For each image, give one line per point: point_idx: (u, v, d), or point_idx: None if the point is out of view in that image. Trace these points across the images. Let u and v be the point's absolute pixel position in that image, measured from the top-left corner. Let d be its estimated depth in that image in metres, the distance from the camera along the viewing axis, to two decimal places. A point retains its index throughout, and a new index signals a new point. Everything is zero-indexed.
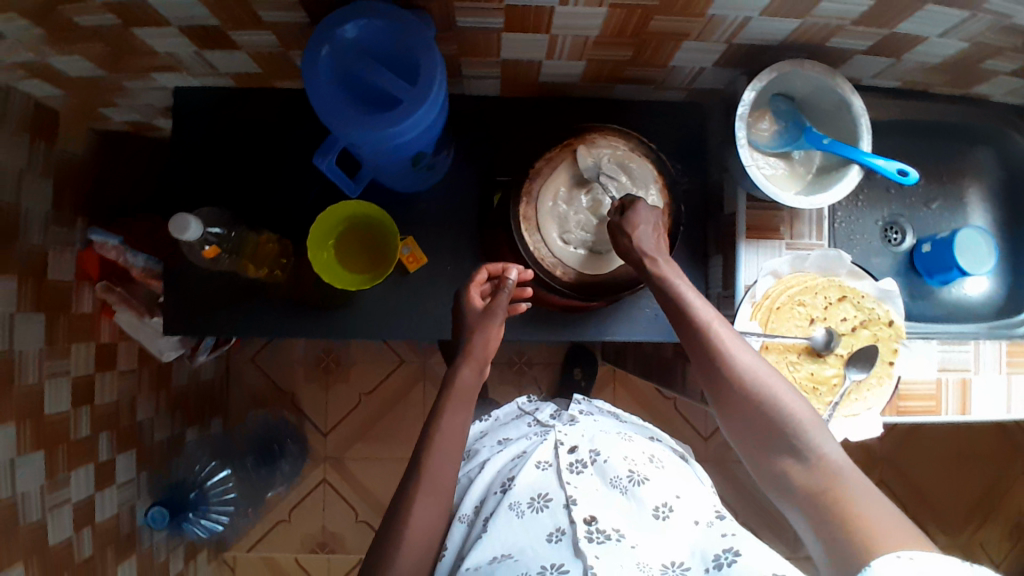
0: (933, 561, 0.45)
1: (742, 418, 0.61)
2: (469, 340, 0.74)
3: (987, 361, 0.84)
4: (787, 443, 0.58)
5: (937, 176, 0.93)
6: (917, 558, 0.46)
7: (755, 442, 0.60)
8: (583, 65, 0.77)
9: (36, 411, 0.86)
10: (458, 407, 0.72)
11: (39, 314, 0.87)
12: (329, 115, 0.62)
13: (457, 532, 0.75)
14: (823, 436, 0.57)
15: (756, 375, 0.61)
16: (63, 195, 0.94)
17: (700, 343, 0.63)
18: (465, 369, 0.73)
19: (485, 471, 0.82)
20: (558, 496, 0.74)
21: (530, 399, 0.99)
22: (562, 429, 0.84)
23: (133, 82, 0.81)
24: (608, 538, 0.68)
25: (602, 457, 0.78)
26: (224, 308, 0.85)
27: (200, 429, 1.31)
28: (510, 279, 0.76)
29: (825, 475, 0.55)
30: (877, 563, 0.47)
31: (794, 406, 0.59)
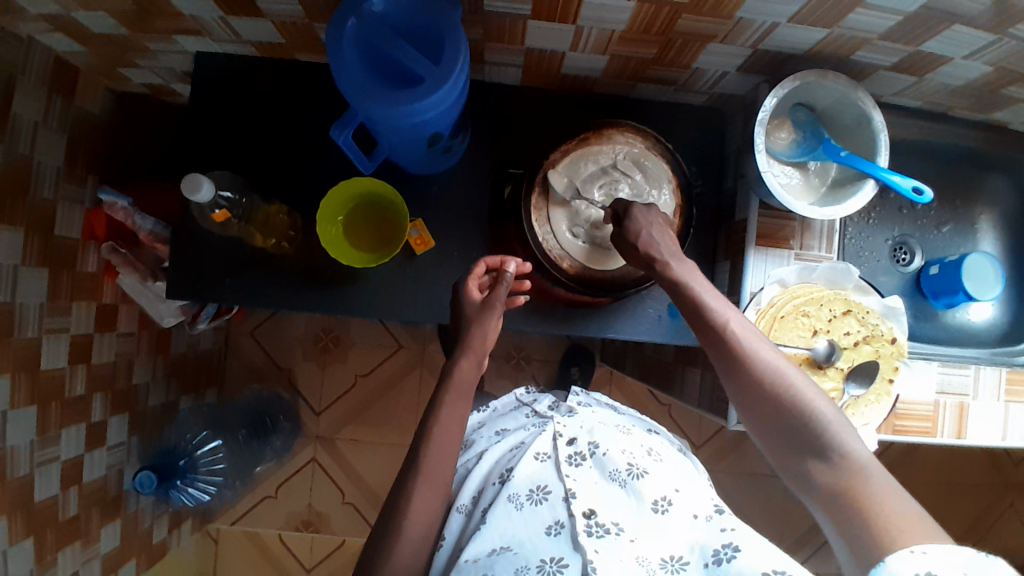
0: (943, 556, 0.47)
1: (769, 422, 0.59)
2: (468, 332, 0.73)
3: (986, 386, 0.84)
4: (808, 446, 0.57)
5: (949, 200, 0.93)
6: (930, 553, 0.47)
7: (782, 445, 0.59)
8: (607, 60, 0.77)
9: (32, 365, 0.85)
10: (458, 391, 0.72)
11: (44, 268, 0.87)
12: (350, 88, 0.62)
13: (454, 522, 0.75)
14: (852, 436, 0.56)
15: (784, 377, 0.59)
16: (76, 153, 0.94)
17: (728, 346, 0.61)
18: (464, 361, 0.73)
19: (483, 462, 0.81)
20: (557, 489, 0.74)
21: (529, 390, 0.99)
22: (562, 420, 0.83)
23: (156, 43, 0.80)
24: (607, 532, 0.68)
25: (601, 449, 0.78)
26: (231, 277, 0.84)
27: (193, 399, 1.31)
28: (508, 271, 0.75)
29: (849, 473, 0.55)
30: (891, 559, 0.48)
31: (821, 408, 0.58)
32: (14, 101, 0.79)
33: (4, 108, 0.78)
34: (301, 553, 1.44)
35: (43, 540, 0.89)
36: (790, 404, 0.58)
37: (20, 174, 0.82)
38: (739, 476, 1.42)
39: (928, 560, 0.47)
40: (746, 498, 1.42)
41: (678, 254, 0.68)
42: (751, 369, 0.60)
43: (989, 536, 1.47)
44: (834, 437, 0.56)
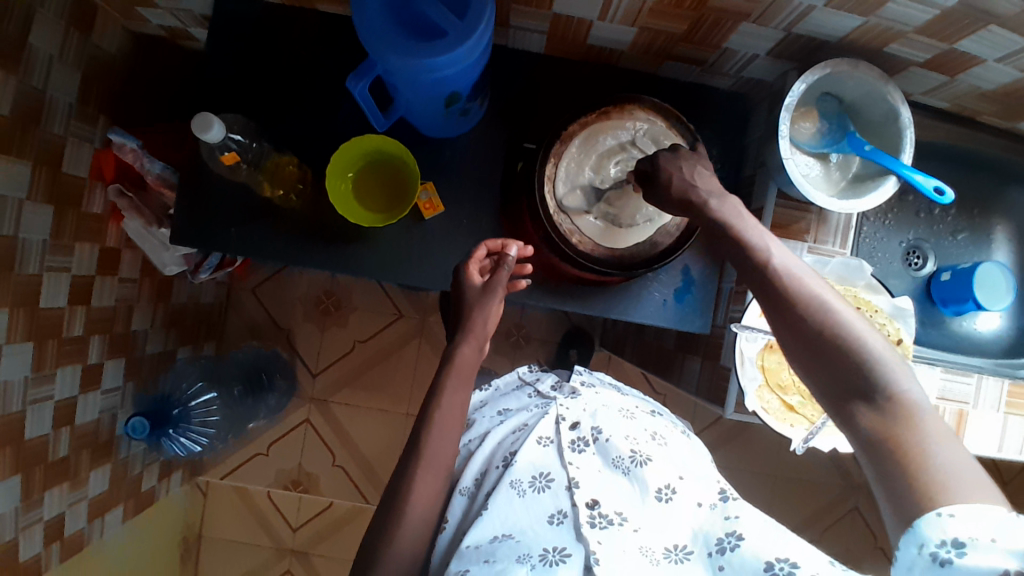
0: (976, 520, 0.43)
1: (815, 361, 0.53)
2: (470, 317, 0.75)
3: (987, 396, 0.83)
4: (850, 387, 0.51)
5: (968, 208, 0.91)
6: (960, 514, 0.44)
7: (827, 386, 0.53)
8: (634, 32, 0.76)
9: (32, 301, 0.85)
10: (460, 374, 0.73)
11: (48, 206, 0.86)
12: (371, 38, 0.61)
13: (457, 505, 0.75)
14: (905, 373, 0.50)
15: (834, 310, 0.53)
16: (90, 90, 0.92)
17: (770, 281, 0.57)
18: (466, 347, 0.74)
19: (485, 444, 0.80)
20: (561, 477, 0.73)
21: (531, 369, 0.97)
22: (564, 403, 0.81)
23: None
24: (610, 523, 0.68)
25: (604, 435, 0.77)
26: (239, 228, 0.84)
27: (192, 349, 1.32)
28: (509, 256, 0.76)
29: (897, 418, 0.49)
30: (921, 522, 0.45)
31: (870, 341, 0.52)
32: (30, 32, 0.78)
33: (20, 39, 0.76)
34: (288, 513, 1.45)
35: (31, 477, 0.89)
36: (838, 338, 0.52)
37: (33, 108, 0.81)
38: (728, 469, 1.42)
39: (955, 526, 0.43)
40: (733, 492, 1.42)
41: (720, 194, 0.64)
42: (800, 306, 0.54)
43: None
44: (882, 375, 0.50)
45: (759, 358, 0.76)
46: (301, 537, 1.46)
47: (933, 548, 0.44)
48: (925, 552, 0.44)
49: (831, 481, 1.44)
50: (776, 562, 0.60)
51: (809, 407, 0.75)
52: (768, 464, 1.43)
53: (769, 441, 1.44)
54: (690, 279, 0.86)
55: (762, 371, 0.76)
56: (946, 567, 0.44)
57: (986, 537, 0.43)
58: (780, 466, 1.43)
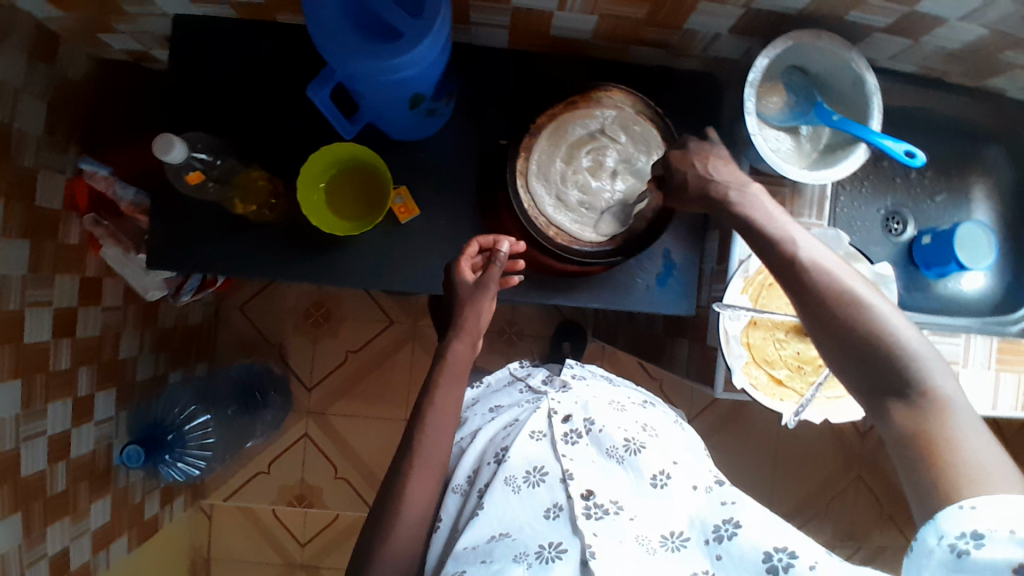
0: (995, 511, 0.43)
1: (847, 356, 0.54)
2: (462, 315, 0.73)
3: (976, 354, 0.83)
4: (883, 381, 0.52)
5: (945, 170, 0.91)
6: (979, 507, 0.44)
7: (861, 381, 0.54)
8: (596, 20, 0.75)
9: (16, 337, 0.84)
10: (453, 371, 0.72)
11: (25, 240, 0.85)
12: (328, 44, 0.60)
13: (451, 503, 0.75)
14: (939, 370, 0.51)
15: (867, 303, 0.53)
16: (57, 120, 0.91)
17: (800, 274, 0.56)
18: (458, 344, 0.72)
19: (477, 440, 0.80)
20: (555, 470, 0.72)
21: (523, 364, 0.97)
22: (555, 397, 0.80)
23: (134, 7, 0.78)
24: (606, 512, 0.68)
25: (597, 426, 0.76)
26: (214, 246, 0.83)
27: (183, 372, 1.31)
28: (501, 251, 0.74)
29: (930, 414, 0.50)
30: (941, 515, 0.45)
31: (905, 337, 0.52)
32: None
33: None
34: (294, 528, 1.45)
35: (31, 513, 0.88)
36: (870, 333, 0.53)
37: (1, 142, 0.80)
38: (730, 448, 1.42)
39: (974, 518, 0.43)
40: (737, 471, 1.42)
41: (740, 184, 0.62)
42: (833, 301, 0.54)
43: None
44: (915, 372, 0.51)
45: (744, 336, 0.76)
46: (310, 552, 1.46)
47: (952, 540, 0.44)
48: (943, 543, 0.44)
49: (833, 453, 1.44)
50: (775, 552, 0.59)
51: (797, 380, 0.76)
52: (769, 441, 1.43)
53: (769, 417, 1.44)
54: (672, 262, 0.86)
55: (747, 348, 0.75)
56: (964, 559, 0.44)
57: (1004, 529, 0.43)
58: (781, 442, 1.44)
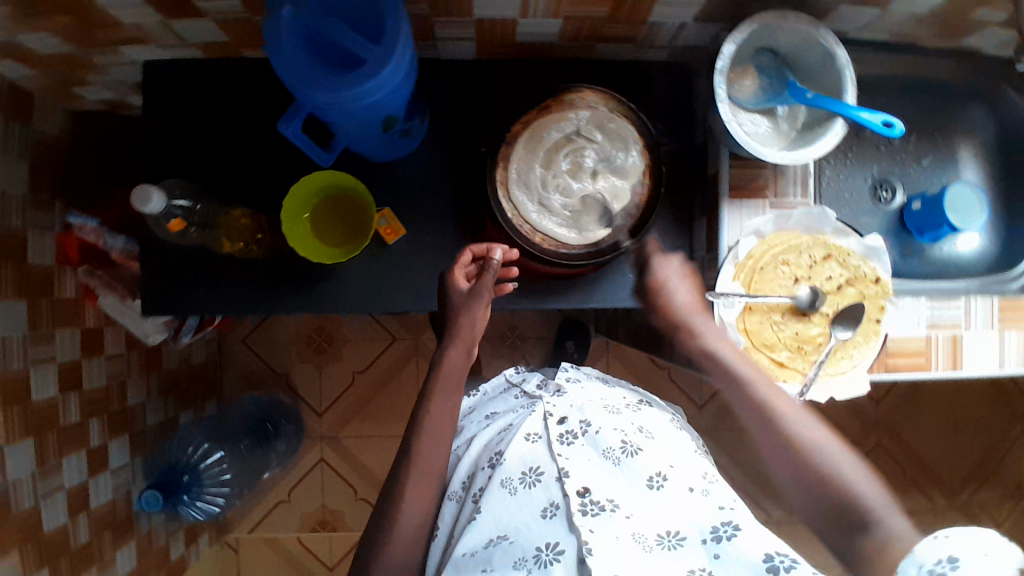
0: (968, 542, 0.53)
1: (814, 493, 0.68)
2: (457, 322, 0.75)
3: (978, 317, 0.79)
4: (832, 505, 0.66)
5: (929, 132, 0.90)
6: (952, 536, 0.54)
7: (824, 515, 0.66)
8: (559, 23, 0.75)
9: (23, 396, 0.85)
10: (445, 381, 0.74)
11: (22, 299, 0.86)
12: (296, 82, 0.61)
13: (448, 510, 0.76)
14: (888, 513, 0.64)
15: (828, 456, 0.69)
16: (40, 178, 0.92)
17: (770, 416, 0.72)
18: (452, 351, 0.75)
19: (472, 447, 0.81)
20: (550, 469, 0.72)
21: (519, 370, 0.96)
22: (551, 401, 0.80)
23: (103, 57, 0.79)
24: (602, 509, 0.67)
25: (593, 428, 0.76)
26: (206, 286, 0.84)
27: (194, 412, 1.32)
28: (494, 259, 0.75)
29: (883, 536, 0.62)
30: (922, 548, 0.56)
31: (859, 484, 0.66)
32: None
33: None
34: (321, 554, 1.46)
35: (58, 568, 0.89)
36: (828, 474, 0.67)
37: None
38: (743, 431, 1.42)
39: (948, 545, 0.54)
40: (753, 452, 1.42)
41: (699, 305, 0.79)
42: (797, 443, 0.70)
43: (1002, 468, 1.40)
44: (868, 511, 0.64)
45: (740, 323, 0.75)
46: None
47: (930, 566, 0.54)
48: (924, 570, 0.54)
49: None
50: (776, 554, 0.60)
51: (799, 360, 0.75)
52: None
53: None
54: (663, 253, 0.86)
55: (745, 335, 0.75)
56: None
57: (978, 553, 0.51)
58: None
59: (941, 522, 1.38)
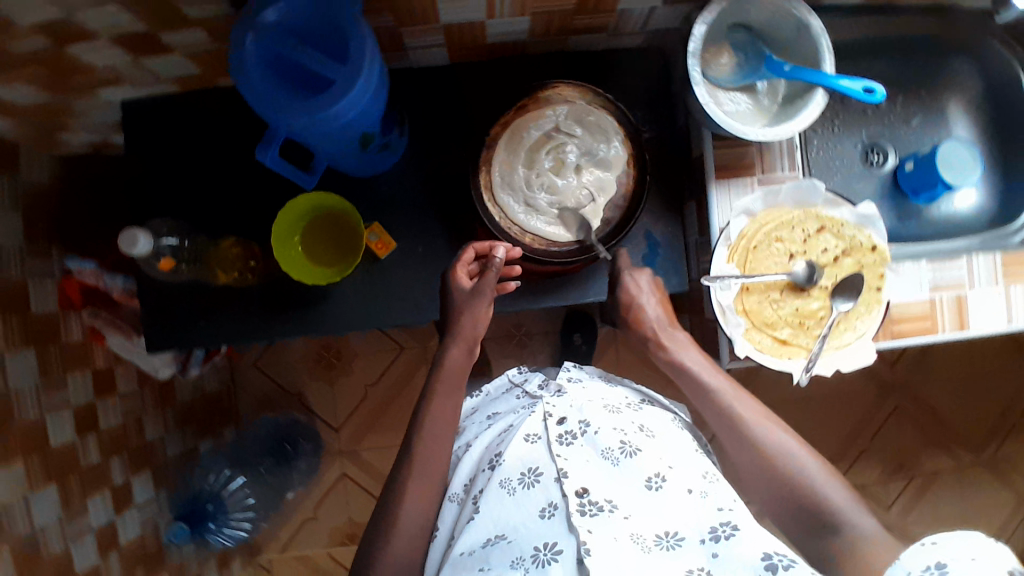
0: (954, 546, 0.46)
1: (782, 497, 0.66)
2: (458, 322, 0.75)
3: (981, 275, 0.78)
4: (800, 508, 0.65)
5: (915, 91, 0.89)
6: (940, 542, 0.47)
7: (795, 518, 0.65)
8: (528, 20, 0.75)
9: (42, 443, 0.86)
10: (447, 382, 0.75)
11: (30, 348, 0.87)
12: (267, 108, 0.61)
13: (449, 512, 0.75)
14: (857, 513, 0.62)
15: (794, 459, 0.67)
16: (35, 226, 0.93)
17: (734, 421, 0.71)
18: (454, 349, 0.75)
19: (472, 449, 0.80)
20: (550, 470, 0.71)
21: (520, 369, 0.95)
22: (550, 400, 0.79)
23: (82, 101, 0.80)
24: (600, 509, 0.66)
25: (592, 427, 0.74)
26: (207, 319, 0.84)
27: (213, 439, 1.33)
28: (496, 257, 0.74)
29: (854, 538, 0.60)
30: (907, 556, 0.48)
31: (826, 485, 0.65)
32: None
33: None
34: None
35: None
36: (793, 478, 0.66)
37: None
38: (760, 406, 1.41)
39: (935, 552, 0.46)
40: None
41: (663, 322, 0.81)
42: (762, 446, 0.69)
43: None
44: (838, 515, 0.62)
45: (738, 304, 0.75)
46: None
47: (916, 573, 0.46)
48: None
49: None
50: (775, 553, 0.58)
51: (803, 336, 0.74)
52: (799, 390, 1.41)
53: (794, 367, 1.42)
54: (654, 242, 0.85)
55: (744, 315, 0.74)
56: None
57: (965, 557, 0.44)
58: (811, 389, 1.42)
59: (967, 479, 1.37)
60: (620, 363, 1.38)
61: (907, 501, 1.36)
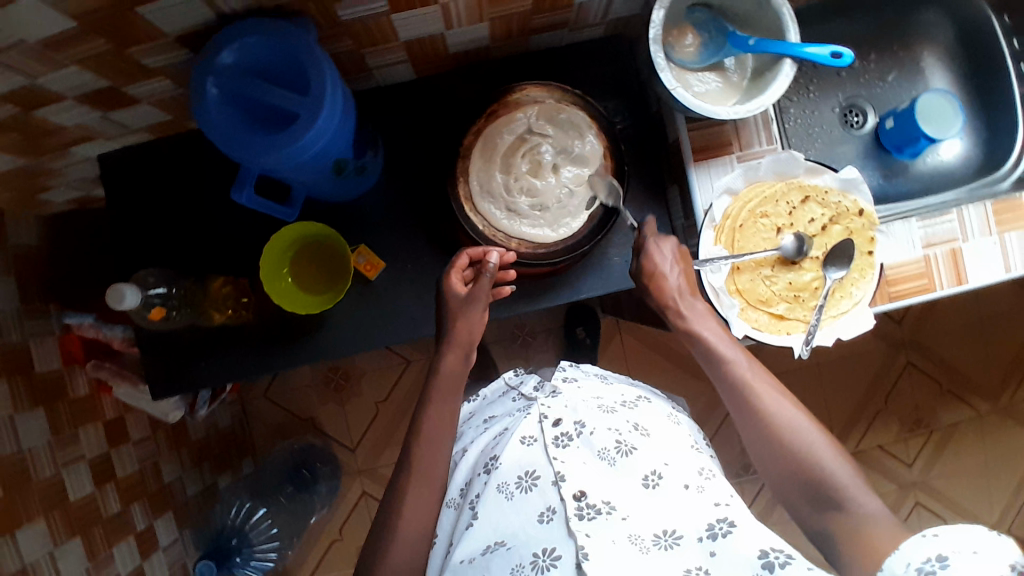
0: (955, 538, 0.49)
1: (790, 478, 0.64)
2: (453, 329, 0.73)
3: (973, 226, 0.77)
4: (809, 489, 0.63)
5: (886, 48, 0.88)
6: (941, 534, 0.50)
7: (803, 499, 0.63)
8: (487, 26, 0.74)
9: (61, 500, 0.87)
10: (446, 385, 0.73)
11: (38, 408, 0.88)
12: (233, 149, 0.61)
13: (447, 518, 0.78)
14: (863, 494, 0.60)
15: (805, 440, 0.63)
16: (28, 288, 0.94)
17: (746, 398, 0.66)
18: (449, 355, 0.73)
19: (469, 454, 0.81)
20: (547, 473, 0.71)
21: (518, 371, 0.94)
22: (545, 402, 0.78)
23: (58, 161, 0.80)
24: (598, 513, 0.66)
25: (587, 428, 0.73)
26: (208, 359, 0.84)
27: (232, 475, 1.34)
28: (489, 263, 0.73)
29: (861, 523, 0.59)
30: (907, 546, 0.52)
31: (836, 467, 0.62)
32: None
33: None
34: None
35: None
36: (803, 459, 0.63)
37: None
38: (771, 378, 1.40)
39: (938, 544, 0.50)
40: None
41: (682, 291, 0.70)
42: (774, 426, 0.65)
43: None
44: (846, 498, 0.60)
45: (730, 284, 0.74)
46: None
47: (919, 564, 0.50)
48: (912, 569, 0.50)
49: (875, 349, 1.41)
50: (771, 550, 0.58)
51: (799, 310, 0.74)
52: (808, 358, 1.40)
53: None
54: None
55: (738, 295, 0.74)
56: None
57: (968, 549, 0.48)
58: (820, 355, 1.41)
59: (987, 427, 1.36)
60: (627, 352, 1.37)
61: (929, 456, 1.35)
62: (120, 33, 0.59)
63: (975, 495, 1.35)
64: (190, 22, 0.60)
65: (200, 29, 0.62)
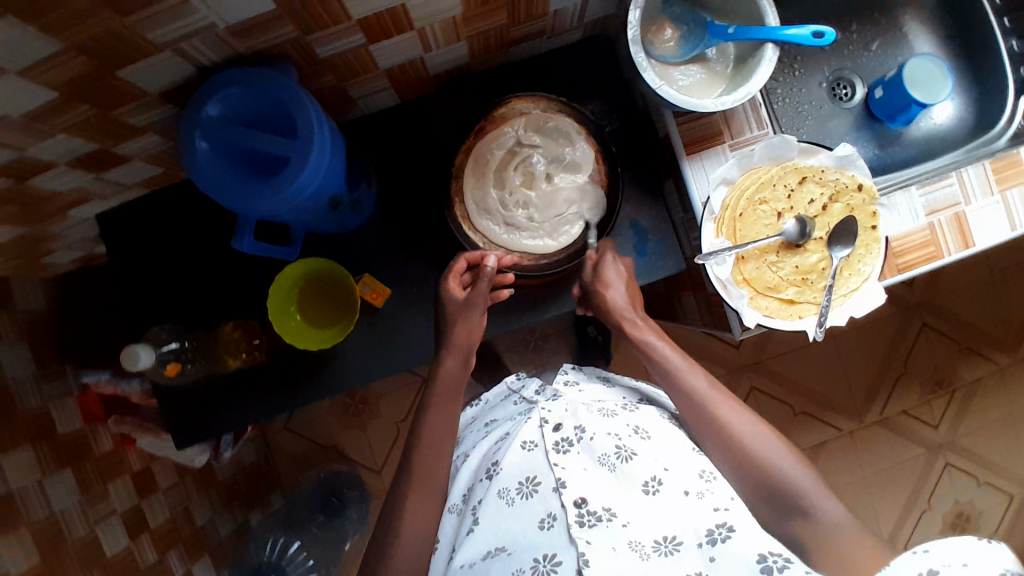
0: (946, 550, 0.45)
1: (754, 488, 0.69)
2: (454, 334, 0.75)
3: (974, 187, 0.77)
4: (774, 495, 0.68)
5: (867, 18, 0.88)
6: (932, 548, 0.46)
7: (768, 507, 0.68)
8: (465, 45, 0.74)
9: (99, 557, 0.87)
10: (443, 395, 0.75)
11: (66, 469, 0.88)
12: (218, 193, 0.61)
13: (449, 523, 0.77)
14: (822, 497, 0.66)
15: (763, 451, 0.69)
16: (42, 351, 0.94)
17: (707, 414, 0.72)
18: (448, 361, 0.76)
19: (470, 459, 0.81)
20: (548, 479, 0.71)
21: (519, 375, 0.94)
22: (545, 406, 0.78)
23: (57, 225, 0.81)
24: (598, 519, 0.65)
25: (587, 433, 0.73)
26: (225, 403, 0.85)
27: (262, 510, 1.34)
28: (488, 266, 0.75)
29: (825, 527, 0.65)
30: (901, 563, 0.48)
31: (795, 474, 0.68)
32: None
33: None
34: None
35: None
36: (765, 469, 0.68)
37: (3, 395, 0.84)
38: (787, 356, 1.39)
39: (927, 557, 0.46)
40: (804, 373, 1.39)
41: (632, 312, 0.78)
42: (734, 437, 0.70)
43: None
44: (809, 504, 0.66)
45: (736, 274, 0.74)
46: None
47: None
48: None
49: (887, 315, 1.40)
50: (769, 554, 0.57)
51: (808, 292, 0.73)
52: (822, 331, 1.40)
53: None
54: (642, 229, 0.84)
55: (746, 285, 0.73)
56: None
57: (957, 561, 0.44)
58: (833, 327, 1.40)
59: (1009, 381, 1.35)
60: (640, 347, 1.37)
61: (955, 415, 1.34)
62: (103, 97, 0.59)
63: (1005, 450, 1.34)
64: (170, 78, 0.60)
65: (181, 85, 0.62)
